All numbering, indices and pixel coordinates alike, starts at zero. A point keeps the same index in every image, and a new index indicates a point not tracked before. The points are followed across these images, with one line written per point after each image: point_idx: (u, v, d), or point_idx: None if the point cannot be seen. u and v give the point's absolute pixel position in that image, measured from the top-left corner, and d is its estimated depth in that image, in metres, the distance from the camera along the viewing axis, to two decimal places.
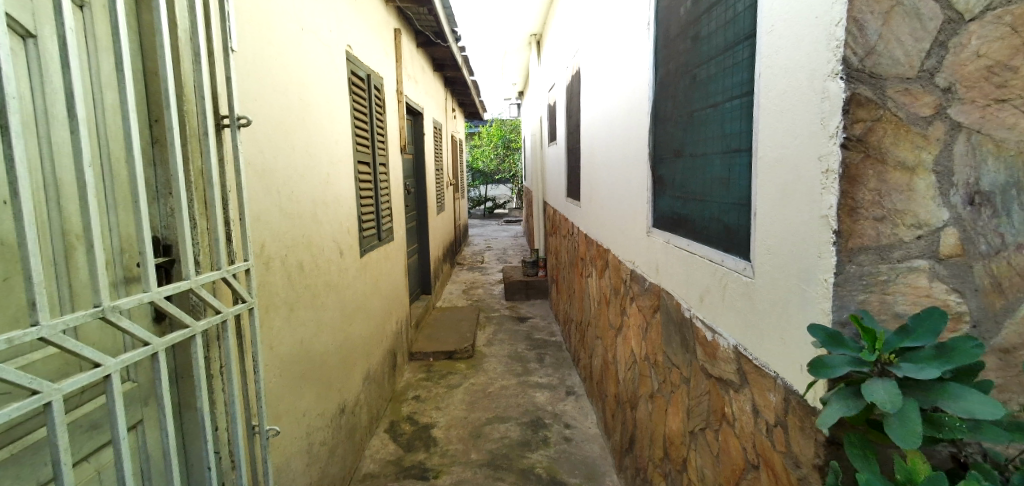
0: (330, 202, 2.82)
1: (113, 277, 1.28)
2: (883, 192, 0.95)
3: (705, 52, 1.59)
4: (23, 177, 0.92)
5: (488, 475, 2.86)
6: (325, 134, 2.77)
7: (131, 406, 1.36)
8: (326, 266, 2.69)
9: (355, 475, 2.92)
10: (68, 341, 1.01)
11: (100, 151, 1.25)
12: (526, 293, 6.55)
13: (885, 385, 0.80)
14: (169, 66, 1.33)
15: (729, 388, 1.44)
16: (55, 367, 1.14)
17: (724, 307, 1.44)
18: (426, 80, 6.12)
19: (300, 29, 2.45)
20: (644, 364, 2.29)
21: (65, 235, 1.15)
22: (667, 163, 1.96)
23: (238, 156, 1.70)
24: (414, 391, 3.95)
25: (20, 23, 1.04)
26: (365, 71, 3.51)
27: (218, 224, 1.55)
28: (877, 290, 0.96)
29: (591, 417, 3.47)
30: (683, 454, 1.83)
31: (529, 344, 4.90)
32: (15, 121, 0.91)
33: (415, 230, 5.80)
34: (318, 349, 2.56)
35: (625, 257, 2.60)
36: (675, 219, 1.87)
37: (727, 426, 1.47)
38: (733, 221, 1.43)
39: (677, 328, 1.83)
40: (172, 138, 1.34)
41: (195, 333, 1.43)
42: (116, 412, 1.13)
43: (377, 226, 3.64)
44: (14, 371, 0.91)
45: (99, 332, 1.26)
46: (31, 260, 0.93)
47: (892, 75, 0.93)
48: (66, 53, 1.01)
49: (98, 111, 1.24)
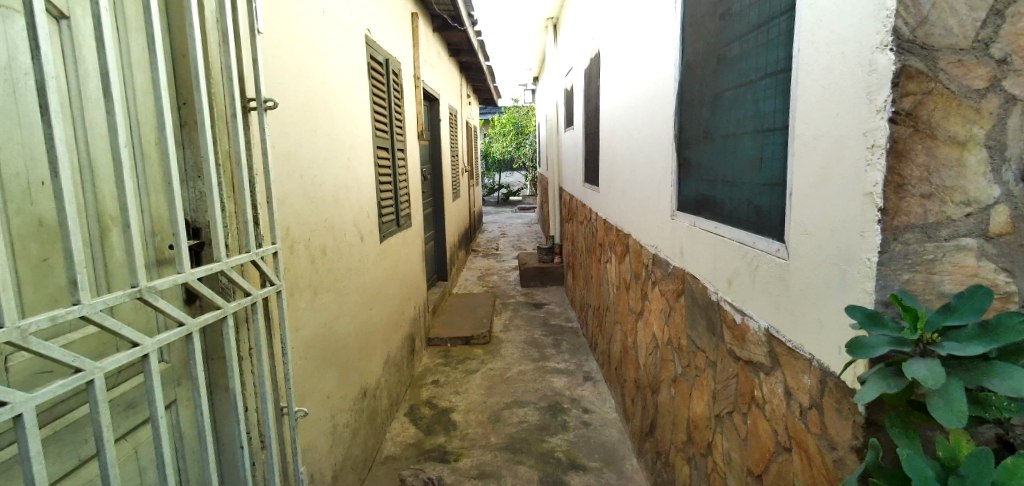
0: (351, 188, 2.83)
1: (146, 258, 1.29)
2: (932, 168, 0.92)
3: (736, 29, 1.55)
4: (63, 157, 0.93)
5: (508, 459, 2.88)
6: (346, 120, 2.77)
7: (166, 386, 1.39)
8: (348, 251, 2.71)
9: (377, 456, 2.97)
10: (107, 320, 1.02)
11: (131, 134, 1.25)
12: (541, 279, 6.55)
13: (928, 364, 0.77)
14: (198, 47, 1.32)
15: (759, 371, 1.43)
16: (93, 346, 1.15)
17: (754, 290, 1.42)
18: (441, 66, 6.09)
19: (321, 13, 2.44)
20: (667, 348, 2.28)
21: (100, 217, 1.16)
22: (693, 145, 1.93)
23: (263, 140, 1.70)
24: (433, 375, 3.99)
25: (55, 5, 1.04)
26: (383, 56, 3.49)
27: (246, 207, 1.56)
28: (923, 270, 0.94)
29: (609, 402, 3.48)
30: (707, 438, 1.83)
31: (545, 330, 4.91)
32: (56, 102, 0.92)
33: (431, 216, 5.82)
34: (341, 333, 2.59)
35: (646, 242, 2.58)
36: (702, 201, 1.85)
37: (757, 409, 1.45)
38: (765, 203, 1.41)
39: (702, 311, 1.81)
40: (202, 120, 1.34)
41: (226, 314, 1.46)
42: (153, 390, 1.15)
43: (395, 212, 3.65)
44: (58, 349, 0.93)
45: (133, 312, 1.28)
46: (73, 240, 0.94)
47: (945, 45, 0.89)
48: (100, 35, 1.00)
49: (129, 94, 1.25)
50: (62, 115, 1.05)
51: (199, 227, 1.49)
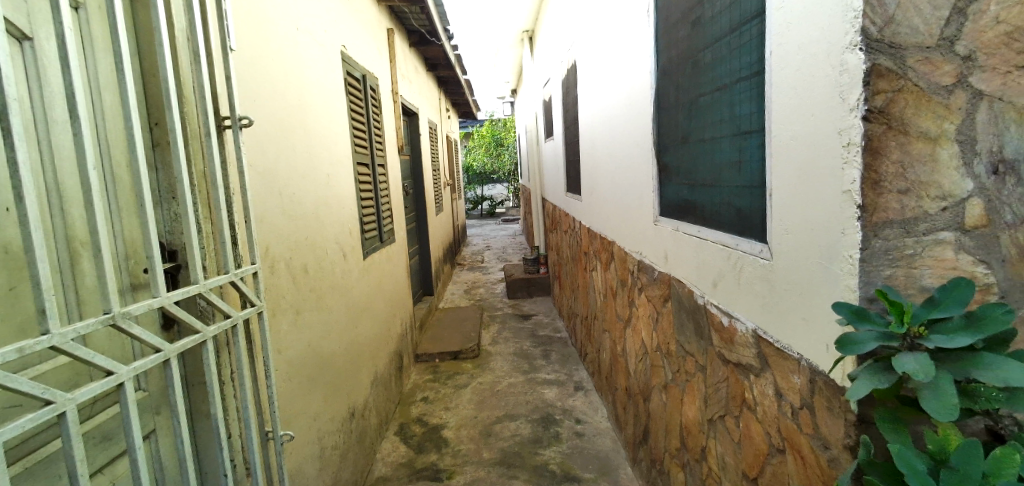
0: (332, 204, 2.79)
1: (120, 283, 1.25)
2: (906, 164, 0.93)
3: (709, 35, 1.57)
4: (27, 181, 0.89)
5: (502, 473, 2.84)
6: (324, 136, 2.74)
7: (144, 415, 1.34)
8: (330, 269, 2.67)
9: (368, 478, 2.90)
10: (79, 349, 0.98)
11: (101, 157, 1.22)
12: (528, 290, 6.54)
13: (916, 357, 0.78)
14: (169, 66, 1.30)
15: (749, 373, 1.43)
16: (66, 377, 1.11)
17: (740, 291, 1.43)
18: (419, 81, 6.09)
19: (295, 29, 2.42)
20: (656, 354, 2.28)
21: (70, 242, 1.12)
22: (673, 150, 1.95)
23: (241, 159, 1.67)
24: (422, 392, 3.93)
25: (17, 26, 1.01)
26: (360, 71, 3.48)
27: (224, 227, 1.53)
28: (903, 264, 0.95)
29: (601, 411, 3.46)
30: (701, 443, 1.82)
31: (534, 341, 4.89)
32: (18, 124, 0.88)
33: (414, 231, 5.78)
34: (326, 353, 2.53)
35: (630, 248, 2.59)
36: (683, 206, 1.86)
37: (748, 412, 1.45)
38: (746, 204, 1.42)
39: (690, 315, 1.81)
40: (175, 140, 1.31)
41: (206, 339, 1.42)
42: (130, 421, 1.10)
43: (378, 227, 3.62)
44: (27, 381, 0.88)
45: (107, 340, 1.23)
46: (39, 267, 0.91)
47: (912, 44, 0.91)
48: (65, 54, 0.98)
49: (97, 116, 1.22)
50: (27, 136, 1.02)
51: (175, 250, 1.45)
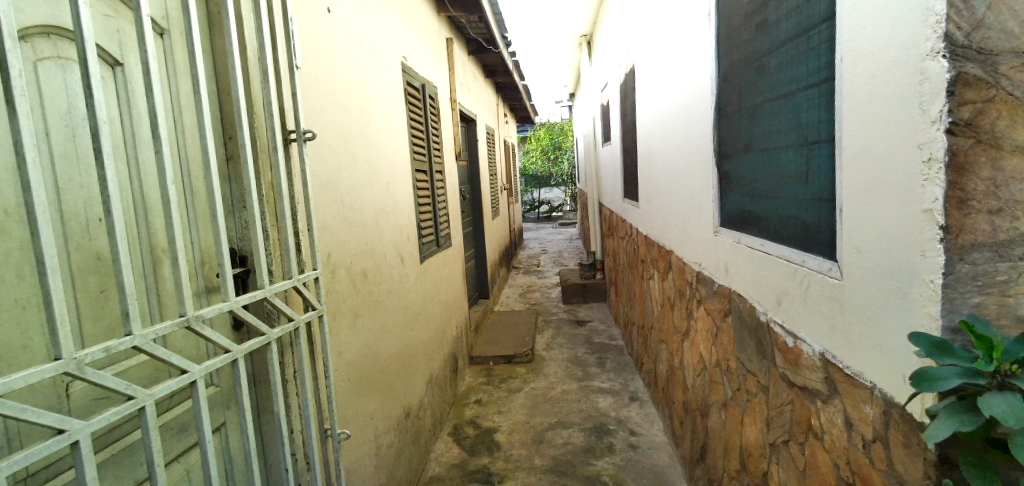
0: (391, 210, 2.90)
1: (196, 287, 1.37)
2: (999, 181, 0.83)
3: (774, 39, 1.48)
4: (114, 195, 0.99)
5: (553, 482, 2.81)
6: (384, 145, 2.85)
7: (214, 409, 1.45)
8: (389, 272, 2.77)
9: (422, 477, 2.97)
10: (157, 349, 1.08)
11: (180, 170, 1.34)
12: (584, 295, 6.46)
13: (1006, 400, 0.69)
14: (239, 85, 1.41)
15: (815, 398, 1.33)
16: (146, 373, 1.23)
17: (805, 311, 1.33)
18: (478, 87, 6.20)
19: (358, 43, 2.54)
20: (715, 370, 2.17)
21: (153, 249, 1.24)
22: (734, 159, 1.86)
23: (304, 168, 1.79)
24: (476, 395, 3.98)
25: (108, 52, 1.15)
26: (420, 81, 3.59)
27: (288, 235, 1.63)
28: (996, 293, 0.85)
29: (656, 424, 3.35)
30: (762, 468, 1.72)
31: (589, 347, 4.82)
32: (107, 143, 0.98)
33: (471, 235, 5.88)
34: (383, 354, 2.63)
35: (688, 258, 2.50)
36: (745, 217, 1.77)
37: (814, 440, 1.35)
38: (812, 218, 1.33)
39: (751, 332, 1.71)
40: (244, 153, 1.41)
41: (270, 340, 1.51)
42: (201, 416, 1.19)
43: (435, 231, 3.71)
44: (112, 378, 1.00)
45: (184, 340, 1.35)
46: (123, 274, 1.00)
47: (1005, 47, 0.81)
48: (149, 78, 1.08)
49: (178, 132, 1.34)
50: (117, 153, 1.15)
51: (244, 256, 1.57)
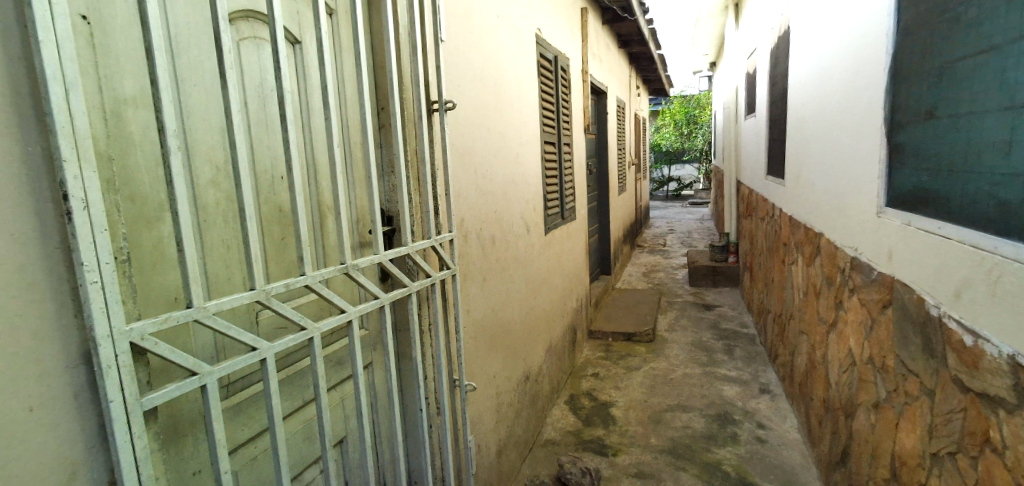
0: (520, 181, 3.00)
1: (353, 241, 1.58)
2: None
3: None
4: (294, 156, 1.17)
5: (669, 463, 2.76)
6: (516, 118, 2.94)
7: (365, 348, 1.69)
8: (515, 241, 2.89)
9: (538, 438, 3.11)
10: (324, 289, 1.27)
11: (344, 136, 1.54)
12: (713, 279, 6.08)
13: None
14: (392, 58, 1.56)
15: (998, 408, 1.12)
16: (315, 310, 1.47)
17: (993, 307, 1.12)
18: (610, 58, 6.03)
19: (495, 17, 2.63)
20: (866, 367, 1.93)
21: (321, 204, 1.45)
22: (910, 127, 1.59)
23: (444, 133, 1.99)
24: (594, 368, 4.01)
25: (291, 31, 1.37)
26: (552, 53, 3.60)
27: (428, 198, 1.79)
28: None
29: (791, 420, 3.07)
30: (919, 480, 1.50)
31: (716, 333, 4.56)
32: (290, 110, 1.16)
33: (596, 210, 5.83)
34: (506, 317, 2.78)
35: (842, 242, 2.22)
36: (920, 195, 1.52)
37: (993, 455, 1.15)
38: (1013, 196, 1.10)
39: (917, 327, 1.49)
40: (394, 121, 1.57)
41: (410, 293, 1.69)
42: (355, 351, 1.38)
43: (561, 204, 3.75)
44: (289, 309, 1.24)
45: (343, 285, 1.57)
46: (300, 224, 1.19)
47: None
48: (321, 53, 1.25)
49: (342, 102, 1.54)
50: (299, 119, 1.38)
51: (392, 216, 1.76)
